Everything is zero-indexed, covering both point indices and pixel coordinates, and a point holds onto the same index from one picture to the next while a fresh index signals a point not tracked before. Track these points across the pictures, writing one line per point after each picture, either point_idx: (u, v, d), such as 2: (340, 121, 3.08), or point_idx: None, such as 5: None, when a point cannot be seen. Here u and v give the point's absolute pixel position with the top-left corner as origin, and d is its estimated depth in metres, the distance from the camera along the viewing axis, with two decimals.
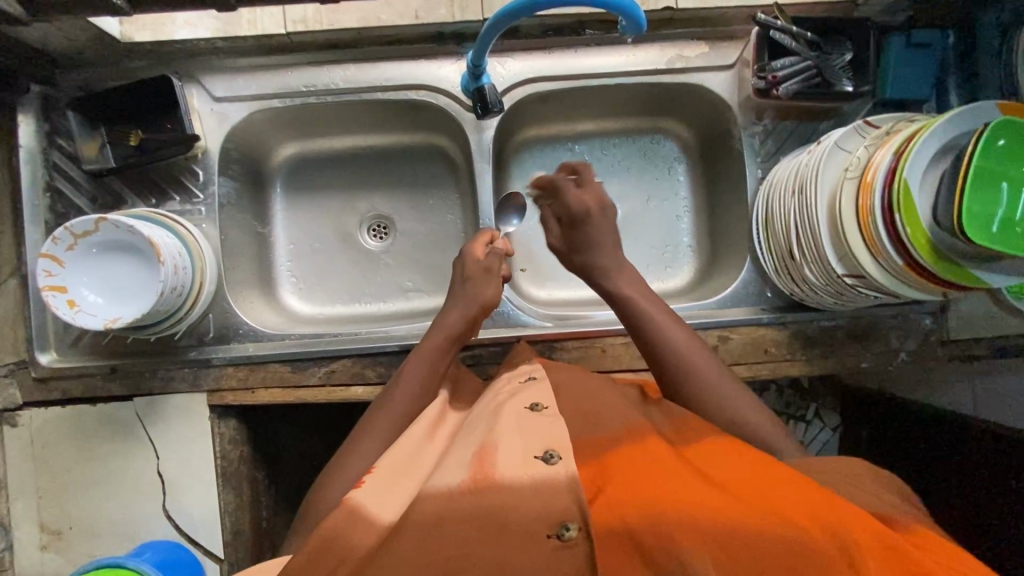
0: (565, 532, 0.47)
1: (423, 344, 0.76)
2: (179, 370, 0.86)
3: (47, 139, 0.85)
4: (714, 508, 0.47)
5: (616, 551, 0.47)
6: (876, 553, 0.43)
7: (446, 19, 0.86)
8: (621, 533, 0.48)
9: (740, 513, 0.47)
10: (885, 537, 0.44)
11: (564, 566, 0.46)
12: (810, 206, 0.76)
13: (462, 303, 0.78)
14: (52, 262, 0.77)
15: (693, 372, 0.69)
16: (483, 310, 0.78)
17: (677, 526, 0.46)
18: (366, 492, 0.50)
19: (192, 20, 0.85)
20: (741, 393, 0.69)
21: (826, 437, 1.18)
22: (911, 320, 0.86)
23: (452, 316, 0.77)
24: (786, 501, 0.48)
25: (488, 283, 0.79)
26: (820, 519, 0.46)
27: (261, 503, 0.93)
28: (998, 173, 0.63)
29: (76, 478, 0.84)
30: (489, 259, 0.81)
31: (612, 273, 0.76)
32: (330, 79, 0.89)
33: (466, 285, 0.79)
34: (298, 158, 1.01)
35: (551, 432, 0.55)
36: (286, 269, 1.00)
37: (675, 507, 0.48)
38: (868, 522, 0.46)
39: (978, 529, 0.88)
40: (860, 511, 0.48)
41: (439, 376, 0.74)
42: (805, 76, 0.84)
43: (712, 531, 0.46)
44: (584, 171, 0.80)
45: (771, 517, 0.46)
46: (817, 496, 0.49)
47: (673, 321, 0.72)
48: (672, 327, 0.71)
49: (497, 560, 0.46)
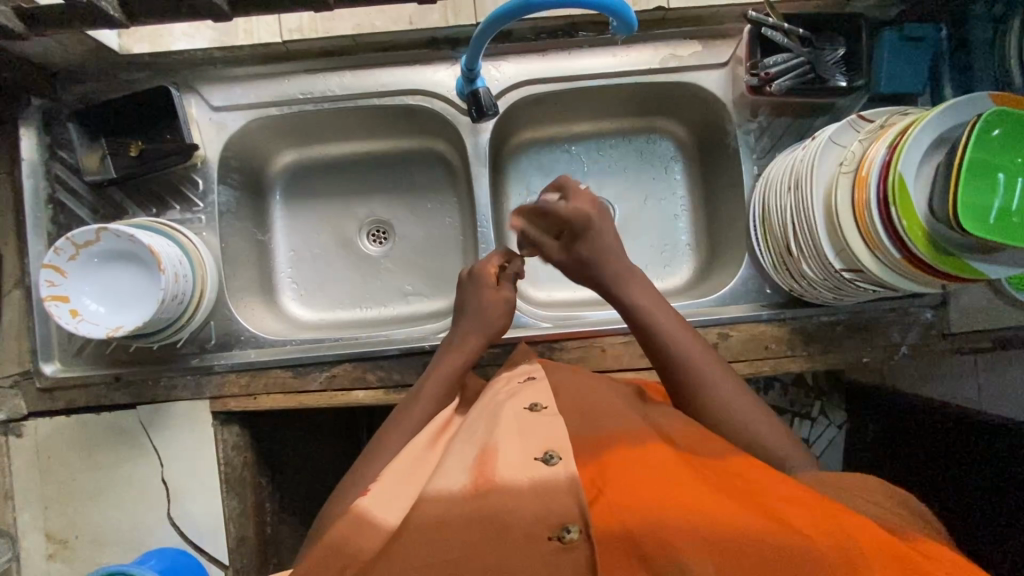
0: (567, 534, 0.46)
1: (437, 364, 0.77)
2: (182, 378, 0.87)
3: (49, 152, 0.86)
4: (716, 515, 0.47)
5: (618, 556, 0.47)
6: (878, 561, 0.42)
7: (439, 24, 0.87)
8: (624, 539, 0.47)
9: (740, 519, 0.46)
10: (890, 543, 0.44)
11: (564, 567, 0.45)
12: (805, 202, 0.76)
13: (478, 325, 0.79)
14: (55, 273, 0.78)
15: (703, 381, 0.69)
16: (494, 336, 0.80)
17: (678, 530, 0.46)
18: (375, 499, 0.54)
19: (189, 30, 0.86)
20: (754, 407, 0.69)
21: (832, 435, 1.18)
22: (911, 314, 0.86)
23: (465, 335, 0.78)
24: (788, 506, 0.47)
25: (501, 317, 0.80)
26: (822, 524, 0.45)
27: (266, 509, 0.93)
28: (992, 166, 0.63)
29: (82, 487, 0.84)
30: (506, 291, 0.81)
31: (621, 280, 0.75)
32: (326, 86, 0.90)
33: (478, 307, 0.79)
34: (297, 165, 1.02)
35: (552, 432, 0.55)
36: (287, 275, 1.00)
37: (676, 512, 0.48)
38: (871, 532, 0.45)
39: (985, 527, 0.87)
40: (860, 520, 0.47)
41: (450, 389, 0.75)
42: (798, 72, 0.84)
43: (713, 538, 0.45)
44: (567, 184, 0.77)
45: (773, 524, 0.45)
46: (822, 503, 0.48)
47: (682, 330, 0.72)
48: (679, 332, 0.72)
49: (497, 562, 0.46)
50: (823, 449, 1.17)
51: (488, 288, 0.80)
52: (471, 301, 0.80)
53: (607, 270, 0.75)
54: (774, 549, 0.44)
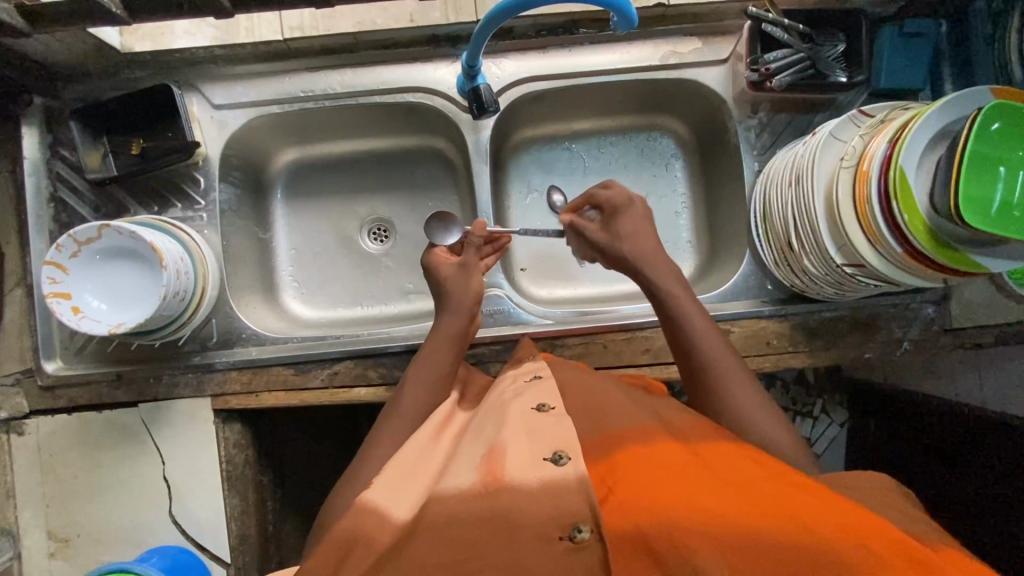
0: (577, 534, 0.46)
1: (425, 348, 0.75)
2: (183, 376, 0.87)
3: (51, 150, 0.87)
4: (727, 511, 0.46)
5: (627, 554, 0.47)
6: (892, 556, 0.41)
7: (439, 21, 0.87)
8: (632, 536, 0.47)
9: (750, 516, 0.46)
10: (910, 548, 0.43)
11: (576, 567, 0.45)
12: (807, 196, 0.76)
13: (454, 306, 0.77)
14: (57, 270, 0.78)
15: (721, 389, 0.67)
16: (477, 301, 0.79)
17: (686, 529, 0.45)
18: (378, 498, 0.53)
19: (190, 28, 0.87)
20: (766, 410, 0.66)
21: (833, 432, 1.18)
22: (913, 310, 0.86)
23: (446, 316, 0.77)
24: (800, 506, 0.46)
25: (470, 278, 0.79)
26: (834, 524, 0.44)
27: (267, 507, 0.93)
28: (992, 158, 0.63)
29: (84, 485, 0.84)
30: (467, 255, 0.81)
31: (654, 266, 0.74)
32: (327, 84, 0.90)
33: (448, 291, 0.78)
34: (299, 164, 1.02)
35: (560, 433, 0.54)
36: (288, 274, 1.01)
37: (685, 509, 0.47)
38: (888, 535, 0.44)
39: (995, 522, 0.86)
40: (879, 523, 0.46)
41: (447, 377, 0.73)
42: (799, 67, 0.84)
43: (723, 535, 0.45)
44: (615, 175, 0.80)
45: (787, 523, 0.44)
46: (830, 504, 0.47)
47: (704, 316, 0.71)
48: (708, 331, 0.70)
49: (507, 564, 0.46)
50: (825, 448, 1.17)
51: (443, 265, 0.81)
52: (439, 282, 0.80)
53: (642, 257, 0.74)
54: (789, 548, 0.43)
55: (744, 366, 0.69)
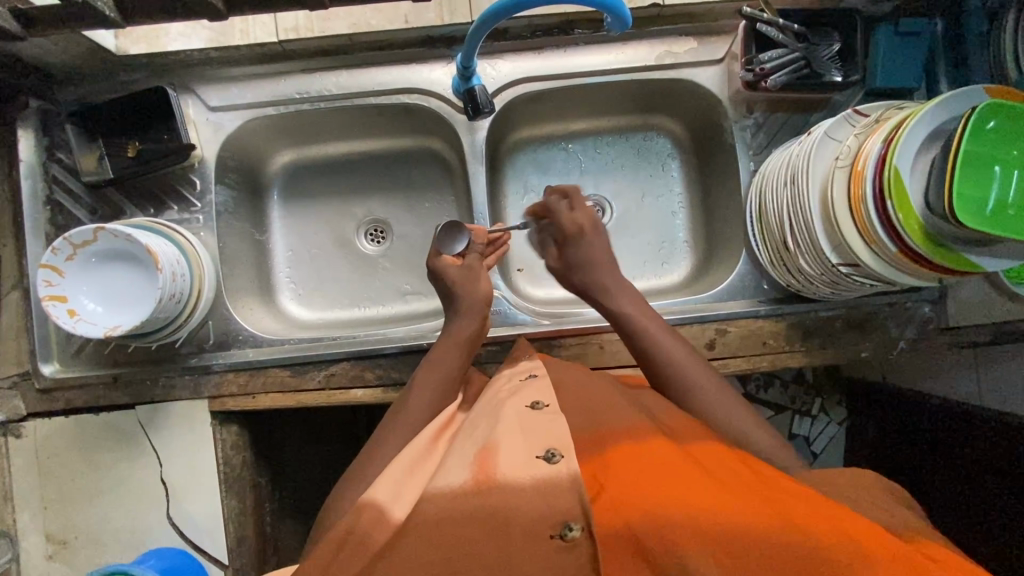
0: (569, 532, 0.46)
1: (434, 352, 0.75)
2: (179, 378, 0.87)
3: (47, 153, 0.87)
4: (718, 509, 0.46)
5: (621, 553, 0.47)
6: (881, 559, 0.42)
7: (434, 23, 0.87)
8: (624, 535, 0.47)
9: (740, 515, 0.46)
10: (901, 551, 0.43)
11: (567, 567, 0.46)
12: (802, 195, 0.76)
13: (463, 310, 0.77)
14: (52, 272, 0.78)
15: (694, 391, 0.68)
16: (486, 305, 0.79)
17: (677, 527, 0.46)
18: (371, 501, 0.53)
19: (185, 30, 0.86)
20: (744, 411, 0.68)
21: (832, 431, 1.18)
22: (909, 308, 0.86)
23: (458, 321, 0.77)
24: (792, 506, 0.46)
25: (479, 281, 0.79)
26: (826, 525, 0.44)
27: (265, 508, 0.93)
28: (987, 157, 0.63)
29: (82, 487, 0.84)
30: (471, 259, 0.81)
31: (609, 291, 0.75)
32: (323, 85, 0.90)
33: (456, 294, 0.78)
34: (296, 165, 1.02)
35: (554, 429, 0.54)
36: (286, 276, 1.01)
37: (677, 507, 0.47)
38: (879, 536, 0.44)
39: (993, 520, 0.86)
40: (871, 524, 0.46)
41: (454, 381, 0.74)
42: (794, 67, 0.84)
43: (714, 534, 0.45)
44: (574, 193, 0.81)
45: (778, 523, 0.44)
46: (823, 505, 0.47)
47: (665, 329, 0.72)
48: (673, 344, 0.71)
49: (499, 563, 0.46)
50: (824, 447, 1.17)
51: (450, 267, 0.80)
52: (447, 285, 0.79)
53: (597, 279, 0.76)
54: (779, 548, 0.43)
55: (713, 371, 0.71)
